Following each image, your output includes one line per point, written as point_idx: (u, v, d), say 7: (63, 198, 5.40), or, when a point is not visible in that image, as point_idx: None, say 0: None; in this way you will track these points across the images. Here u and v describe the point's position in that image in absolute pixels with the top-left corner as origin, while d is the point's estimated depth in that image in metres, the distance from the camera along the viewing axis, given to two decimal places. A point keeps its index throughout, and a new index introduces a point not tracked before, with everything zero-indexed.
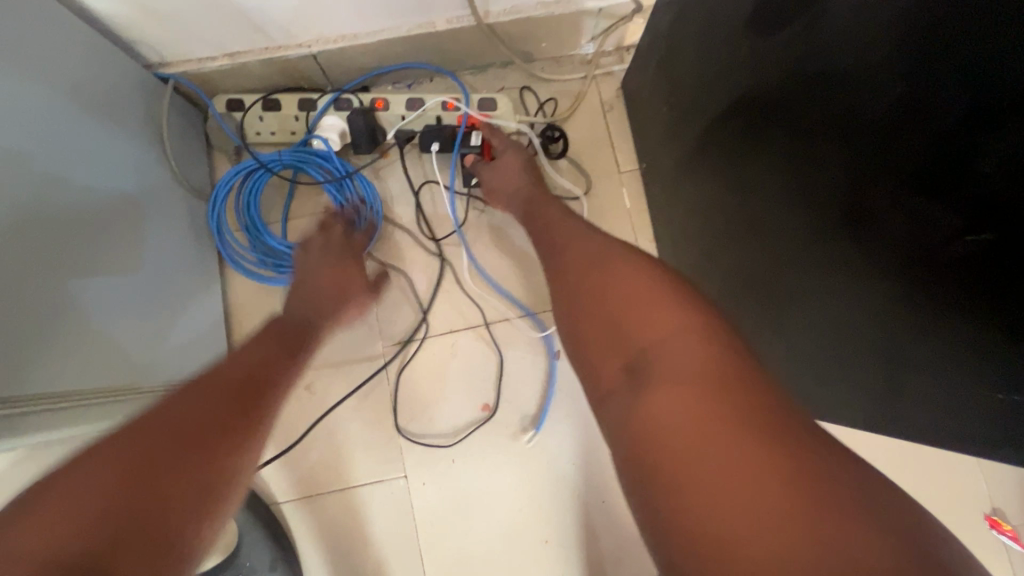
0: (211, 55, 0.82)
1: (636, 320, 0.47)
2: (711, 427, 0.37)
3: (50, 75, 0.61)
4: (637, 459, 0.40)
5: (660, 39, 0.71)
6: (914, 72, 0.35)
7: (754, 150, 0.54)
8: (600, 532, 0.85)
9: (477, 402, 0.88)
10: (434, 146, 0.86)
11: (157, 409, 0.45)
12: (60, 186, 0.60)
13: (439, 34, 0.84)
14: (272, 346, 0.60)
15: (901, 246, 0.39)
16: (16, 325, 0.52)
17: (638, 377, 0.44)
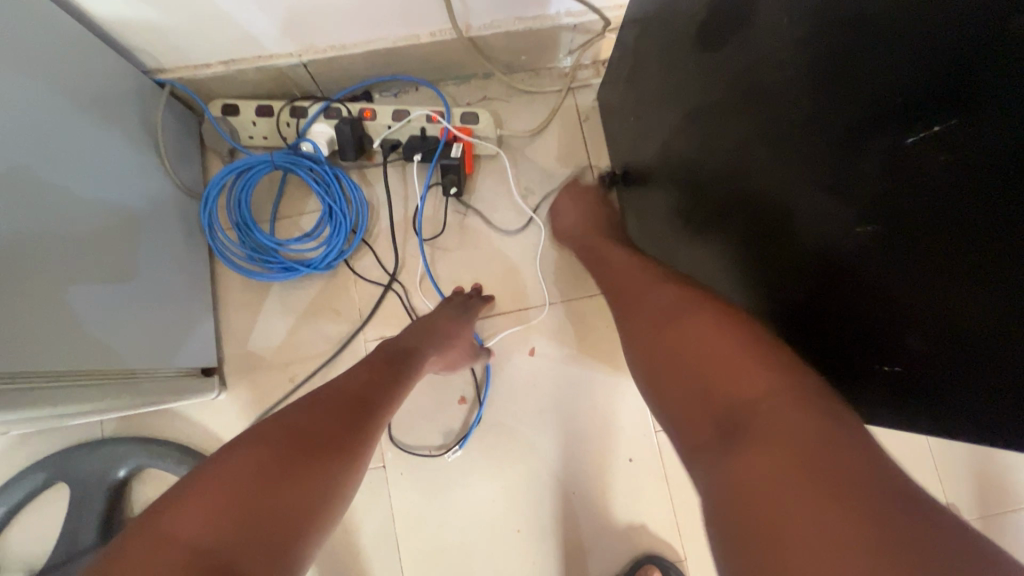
0: (206, 62, 0.86)
1: (718, 368, 0.41)
2: (817, 487, 0.33)
3: (57, 83, 0.66)
4: (734, 526, 0.35)
5: (627, 57, 0.76)
6: (836, 60, 0.37)
7: (703, 160, 0.60)
8: (574, 520, 0.88)
9: (453, 397, 0.92)
10: (416, 157, 0.91)
11: (290, 414, 0.49)
12: (65, 192, 0.65)
13: (423, 46, 0.89)
14: (383, 366, 0.63)
15: (820, 254, 0.43)
16: (30, 318, 0.58)
17: (733, 437, 0.38)
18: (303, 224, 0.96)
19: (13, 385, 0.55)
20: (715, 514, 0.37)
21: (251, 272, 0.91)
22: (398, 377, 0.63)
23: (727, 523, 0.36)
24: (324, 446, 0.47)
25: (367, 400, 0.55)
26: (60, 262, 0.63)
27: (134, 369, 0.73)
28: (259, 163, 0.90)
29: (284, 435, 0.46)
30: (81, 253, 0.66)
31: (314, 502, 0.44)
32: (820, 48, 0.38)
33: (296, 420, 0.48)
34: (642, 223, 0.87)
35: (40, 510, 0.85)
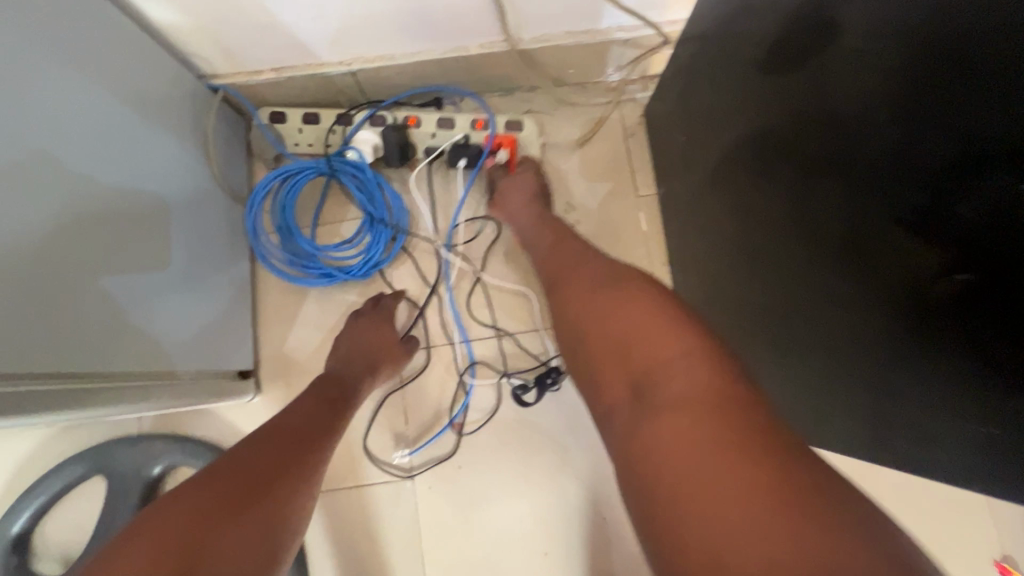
0: (259, 69, 0.87)
1: (634, 340, 0.50)
2: (691, 424, 0.41)
3: (116, 85, 0.68)
4: (636, 462, 0.44)
5: (680, 75, 0.75)
6: (914, 82, 0.37)
7: (757, 188, 0.58)
8: (604, 547, 0.86)
9: (484, 412, 0.90)
10: (462, 162, 0.91)
11: (213, 466, 0.50)
12: (115, 188, 0.66)
13: (471, 58, 0.89)
14: (315, 404, 0.65)
15: (890, 291, 0.41)
16: (72, 310, 0.58)
17: (640, 395, 0.47)
18: (344, 230, 0.97)
19: (62, 385, 0.55)
20: (622, 457, 0.46)
21: (292, 275, 0.92)
22: (333, 414, 0.65)
23: (627, 462, 0.45)
24: (246, 505, 0.46)
25: (303, 434, 0.58)
26: (113, 261, 0.64)
27: (174, 370, 0.73)
28: (303, 168, 0.91)
29: (224, 473, 0.49)
30: (132, 254, 0.67)
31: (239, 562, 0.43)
32: (910, 79, 0.37)
33: (234, 458, 0.51)
34: (688, 244, 0.84)
35: (78, 500, 0.87)
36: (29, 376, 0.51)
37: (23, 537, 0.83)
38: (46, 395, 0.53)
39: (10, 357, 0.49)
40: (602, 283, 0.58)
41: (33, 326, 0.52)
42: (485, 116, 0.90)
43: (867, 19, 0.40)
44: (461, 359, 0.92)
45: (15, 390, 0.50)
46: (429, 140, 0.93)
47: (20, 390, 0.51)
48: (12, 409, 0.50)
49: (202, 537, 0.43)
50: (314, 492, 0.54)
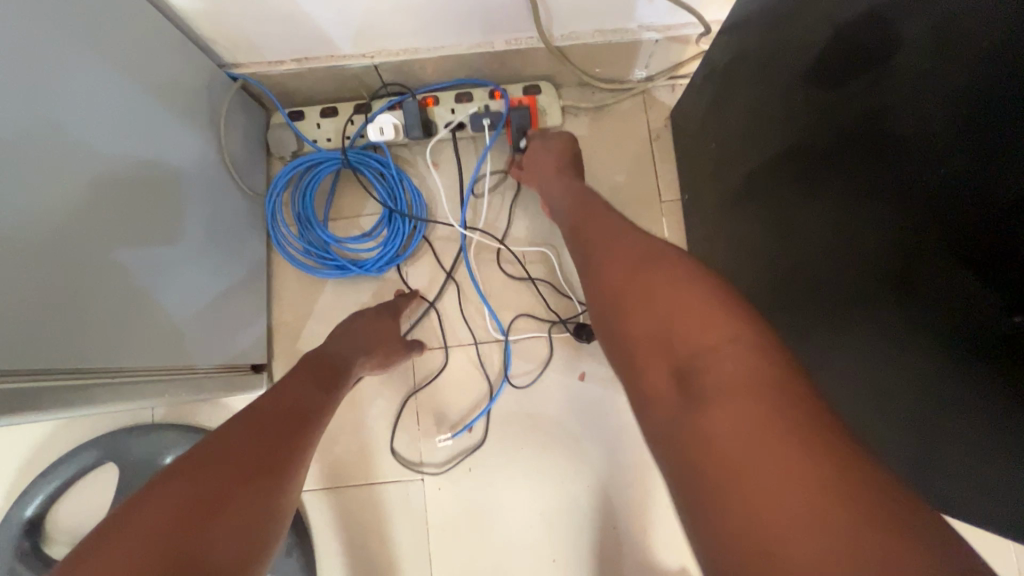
0: (281, 59, 0.86)
1: (681, 324, 0.44)
2: (755, 424, 0.35)
3: (139, 68, 0.67)
4: (692, 465, 0.37)
5: (714, 79, 0.72)
6: (966, 128, 0.36)
7: (796, 198, 0.56)
8: (615, 556, 0.85)
9: (497, 415, 0.89)
10: (485, 122, 0.89)
11: (214, 437, 0.48)
12: (133, 164, 0.65)
13: (497, 54, 0.86)
14: (314, 381, 0.62)
15: (937, 319, 0.40)
16: (90, 292, 0.56)
17: (690, 385, 0.41)
18: (362, 224, 0.96)
19: (77, 380, 0.54)
20: (668, 462, 0.39)
21: (309, 267, 0.91)
22: (331, 390, 0.63)
23: (673, 460, 0.39)
24: (247, 481, 0.45)
25: (304, 411, 0.56)
26: (129, 248, 0.63)
27: (193, 363, 0.73)
28: (327, 159, 0.90)
29: (214, 461, 0.45)
30: (146, 240, 0.66)
31: (239, 537, 0.42)
32: (971, 117, 0.35)
33: (220, 445, 0.47)
34: (713, 253, 0.82)
35: (91, 486, 0.87)
36: (43, 373, 0.51)
37: (34, 521, 0.83)
38: (60, 391, 0.53)
39: (25, 353, 0.49)
40: (642, 260, 0.52)
41: (50, 319, 0.51)
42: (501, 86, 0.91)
43: (935, 35, 0.38)
44: (475, 359, 0.91)
45: (29, 387, 0.49)
46: (449, 116, 0.91)
47: (36, 386, 0.50)
48: (25, 406, 0.49)
49: (183, 536, 0.39)
50: (299, 480, 0.51)
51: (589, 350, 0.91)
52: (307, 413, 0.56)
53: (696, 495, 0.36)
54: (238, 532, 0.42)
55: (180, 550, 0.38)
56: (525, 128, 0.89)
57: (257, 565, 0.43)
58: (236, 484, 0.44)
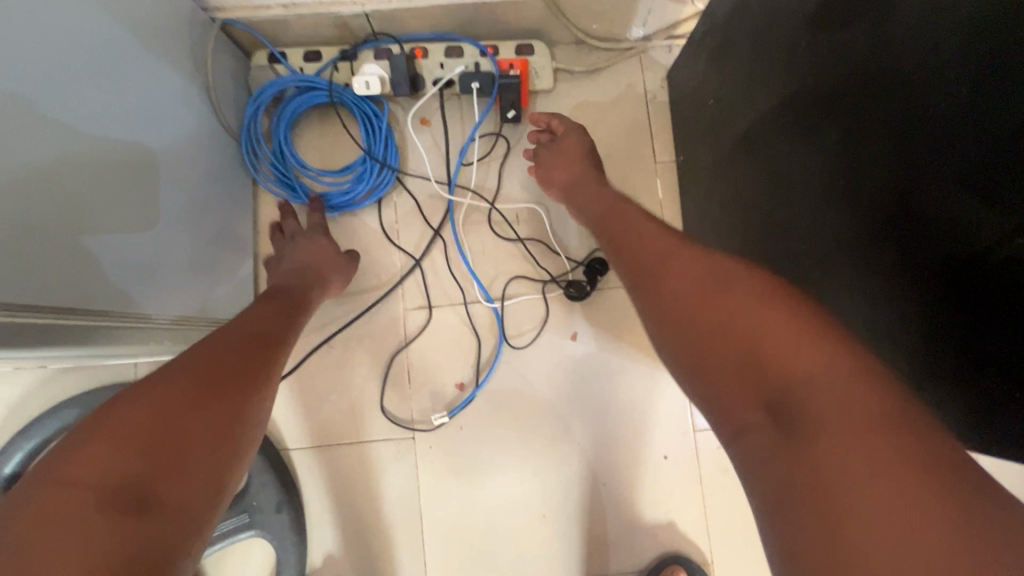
0: (267, 4, 0.83)
1: (768, 343, 0.39)
2: (881, 464, 0.33)
3: (117, 22, 0.62)
4: (799, 511, 0.34)
5: (714, 32, 0.71)
6: (984, 62, 0.37)
7: (802, 166, 0.56)
8: (605, 513, 0.86)
9: (489, 374, 0.89)
10: (474, 85, 0.87)
11: (185, 356, 0.48)
12: (112, 142, 0.61)
13: (493, 5, 0.84)
14: (277, 312, 0.63)
15: (958, 283, 0.41)
16: (53, 244, 0.52)
17: (783, 415, 0.37)
18: (338, 158, 0.95)
19: (60, 318, 0.53)
20: (768, 501, 0.36)
21: (264, 178, 0.89)
22: (291, 317, 0.65)
23: (778, 507, 0.36)
24: (219, 394, 0.46)
25: (272, 341, 0.57)
26: (99, 232, 0.58)
27: (147, 314, 0.67)
28: (323, 88, 0.88)
29: (180, 380, 0.45)
30: (122, 222, 0.62)
31: (217, 440, 0.44)
32: (986, 50, 0.36)
33: (181, 365, 0.47)
34: (707, 214, 0.82)
35: None
36: (23, 308, 0.49)
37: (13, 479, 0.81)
38: (41, 328, 0.51)
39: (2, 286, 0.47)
40: (713, 279, 0.45)
41: (26, 255, 0.49)
42: (495, 43, 0.89)
43: None
44: (466, 320, 0.91)
45: (10, 322, 0.48)
46: (436, 70, 0.89)
47: (20, 321, 0.49)
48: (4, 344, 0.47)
49: (166, 438, 0.41)
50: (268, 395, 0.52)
51: (582, 310, 0.91)
52: (272, 340, 0.58)
53: (821, 546, 0.33)
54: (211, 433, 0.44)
55: (162, 454, 0.40)
56: (514, 101, 0.89)
57: (237, 467, 0.46)
58: (203, 396, 0.45)
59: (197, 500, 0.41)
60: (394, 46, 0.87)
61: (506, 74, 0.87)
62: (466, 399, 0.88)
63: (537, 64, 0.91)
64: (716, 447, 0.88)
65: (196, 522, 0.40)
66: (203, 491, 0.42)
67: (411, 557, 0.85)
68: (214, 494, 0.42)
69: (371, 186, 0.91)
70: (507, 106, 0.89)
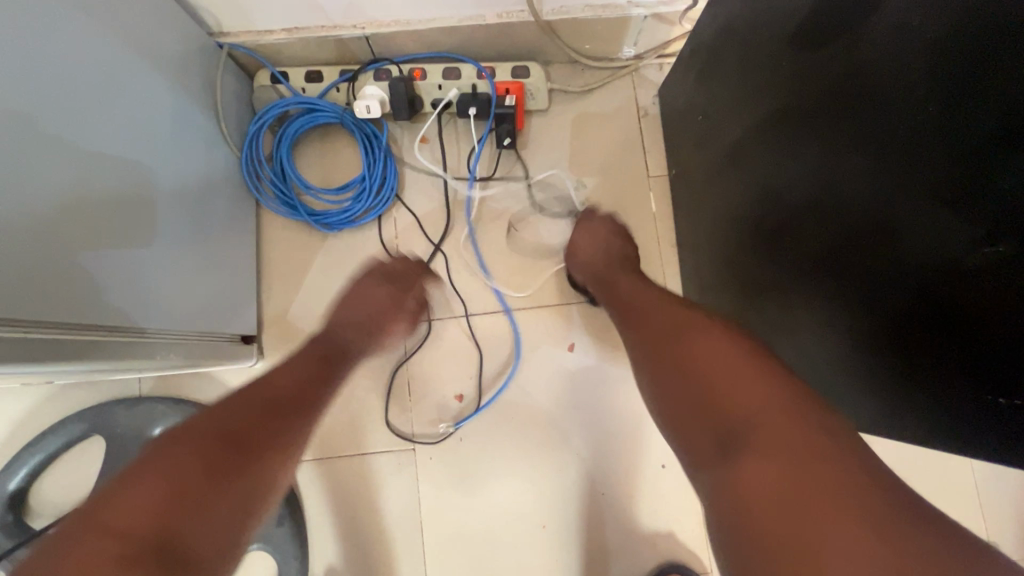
0: (270, 29, 0.85)
1: (722, 388, 0.46)
2: (792, 472, 0.39)
3: (126, 50, 0.65)
4: (734, 524, 0.41)
5: (700, 52, 0.74)
6: (930, 86, 0.39)
7: (790, 191, 0.57)
8: (604, 523, 0.87)
9: (488, 385, 0.91)
10: (471, 110, 0.90)
11: (225, 405, 0.51)
12: (119, 165, 0.63)
13: (488, 27, 0.87)
14: (321, 360, 0.65)
15: (896, 289, 0.45)
16: (59, 263, 0.55)
17: (728, 446, 0.43)
18: (339, 177, 0.97)
19: (68, 334, 0.55)
20: (714, 518, 0.43)
21: (267, 198, 0.91)
22: (339, 365, 0.67)
23: (722, 520, 0.42)
24: (249, 449, 0.49)
25: (313, 390, 0.60)
26: (102, 250, 0.60)
27: (144, 329, 0.67)
28: (325, 109, 0.90)
29: (196, 435, 0.47)
30: (125, 241, 0.64)
31: (240, 495, 0.47)
32: (931, 75, 0.39)
33: (200, 420, 0.49)
34: (700, 226, 0.84)
35: (78, 459, 0.86)
36: (30, 324, 0.51)
37: (19, 494, 0.82)
38: (54, 343, 0.53)
39: (11, 303, 0.49)
40: (681, 333, 0.53)
41: (34, 273, 0.52)
42: (491, 65, 0.91)
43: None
44: (467, 329, 0.92)
45: (19, 338, 0.50)
46: (434, 91, 0.92)
47: (28, 337, 0.51)
48: (15, 359, 0.49)
49: (195, 491, 0.44)
50: (297, 456, 0.55)
51: (579, 321, 0.93)
52: (315, 393, 0.60)
53: (758, 552, 0.38)
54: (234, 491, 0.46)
55: (188, 506, 0.43)
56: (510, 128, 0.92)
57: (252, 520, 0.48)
58: (225, 451, 0.47)
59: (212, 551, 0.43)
60: (393, 69, 0.90)
61: (502, 101, 0.89)
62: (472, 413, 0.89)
63: (532, 87, 0.92)
64: None
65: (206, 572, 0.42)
66: (218, 542, 0.44)
67: (411, 570, 0.86)
68: (228, 545, 0.45)
69: (368, 207, 0.93)
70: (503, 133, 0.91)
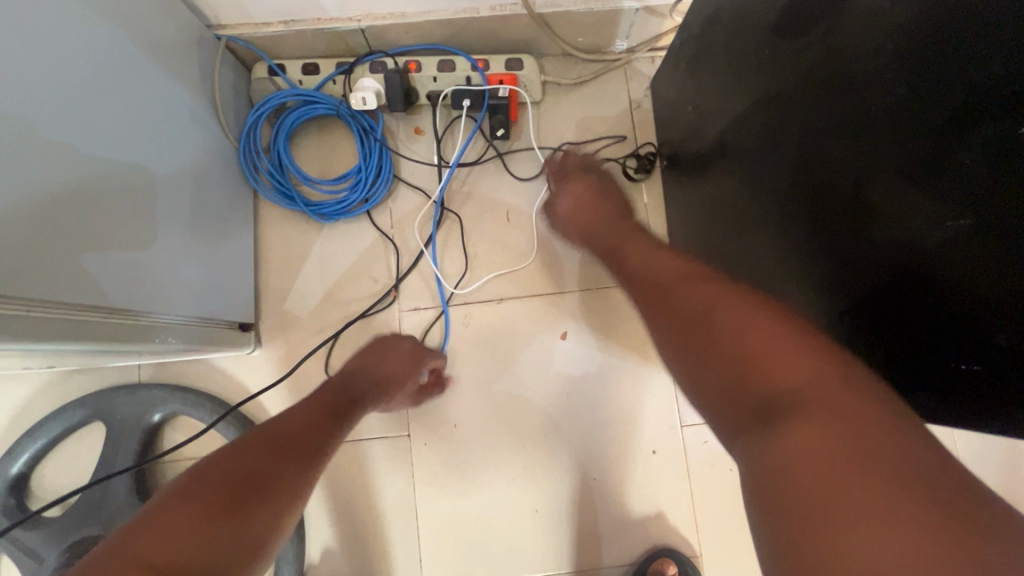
0: (267, 21, 0.87)
1: (754, 350, 0.42)
2: (840, 446, 0.36)
3: (126, 42, 0.67)
4: (776, 496, 0.37)
5: (688, 43, 0.75)
6: (906, 65, 0.41)
7: (774, 178, 0.58)
8: (597, 508, 0.88)
9: (483, 373, 0.92)
10: (465, 102, 0.92)
11: (236, 451, 0.51)
12: (121, 157, 0.65)
13: (482, 20, 0.88)
14: (330, 404, 0.64)
15: (874, 267, 0.46)
16: (64, 248, 0.57)
17: (766, 412, 0.40)
18: (336, 168, 0.98)
19: (70, 316, 0.57)
20: (752, 488, 0.39)
21: (264, 187, 0.92)
22: (348, 410, 0.65)
23: (759, 492, 0.39)
24: (248, 498, 0.47)
25: (316, 438, 0.58)
26: (107, 240, 0.63)
27: (147, 313, 0.69)
28: (323, 101, 0.92)
29: (197, 488, 0.46)
30: (126, 229, 0.66)
31: (237, 545, 0.45)
32: (907, 53, 0.40)
33: (201, 470, 0.48)
34: (689, 214, 0.85)
35: (79, 445, 0.88)
36: (34, 304, 0.53)
37: (21, 478, 0.84)
38: (52, 322, 0.55)
39: (16, 284, 0.51)
40: (707, 293, 0.49)
41: (41, 257, 0.54)
42: (484, 58, 0.92)
43: None
44: (477, 318, 0.94)
45: (22, 317, 0.51)
46: (429, 82, 0.93)
47: (32, 317, 0.52)
48: (17, 336, 0.50)
49: (186, 538, 0.43)
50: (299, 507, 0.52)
51: (572, 310, 0.94)
52: (320, 443, 0.58)
53: (798, 529, 0.35)
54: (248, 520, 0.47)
55: (173, 551, 0.42)
56: (503, 120, 0.93)
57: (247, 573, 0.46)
58: (220, 503, 0.46)
59: None
60: (388, 61, 0.91)
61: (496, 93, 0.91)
62: (477, 392, 0.91)
63: (526, 79, 0.94)
64: (702, 442, 0.90)
65: None
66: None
67: (406, 554, 0.87)
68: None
69: (362, 198, 0.94)
70: (497, 124, 0.93)
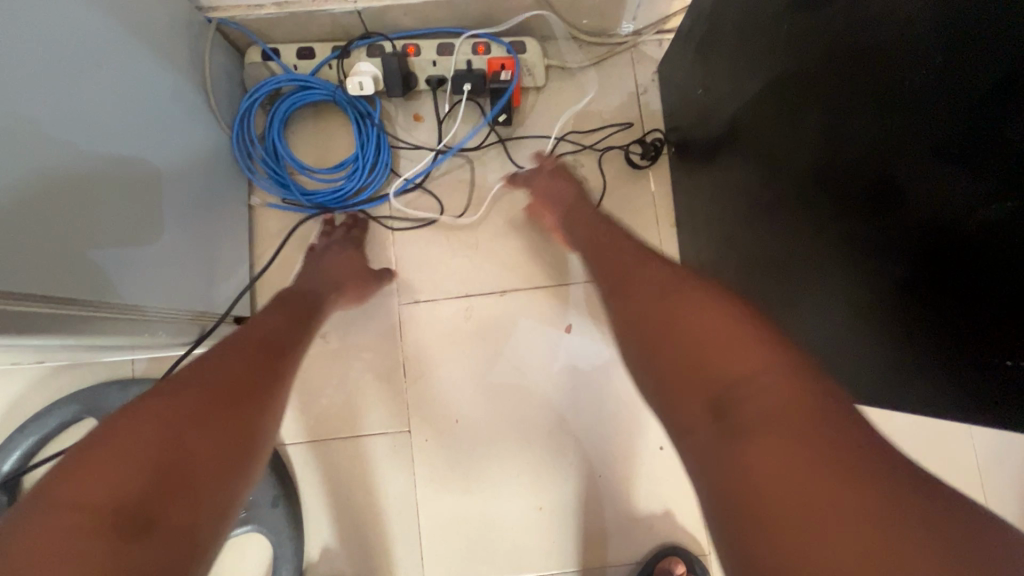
0: (260, 3, 0.84)
1: (710, 353, 0.43)
2: (790, 447, 0.36)
3: (118, 23, 0.64)
4: (733, 500, 0.37)
5: (699, 23, 0.72)
6: (941, 34, 0.37)
7: (791, 162, 0.56)
8: (602, 505, 0.86)
9: (485, 367, 0.90)
10: (465, 86, 0.89)
11: (198, 369, 0.49)
12: (114, 143, 0.63)
13: (483, 2, 0.85)
14: (286, 324, 0.64)
15: (904, 251, 0.43)
16: (55, 239, 0.54)
17: (721, 413, 0.40)
18: (332, 157, 0.95)
19: (58, 311, 0.55)
20: (710, 491, 0.39)
21: (258, 176, 0.89)
22: (301, 330, 0.65)
23: (717, 496, 0.38)
24: (220, 414, 0.46)
25: (273, 351, 0.57)
26: (100, 230, 0.60)
27: (142, 308, 0.67)
28: (318, 86, 0.89)
29: (164, 405, 0.44)
30: (122, 220, 0.63)
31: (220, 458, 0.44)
32: (943, 17, 0.37)
33: (160, 392, 0.45)
34: (698, 202, 0.82)
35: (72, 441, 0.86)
36: (20, 298, 0.50)
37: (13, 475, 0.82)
38: (35, 317, 0.52)
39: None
40: (663, 295, 0.50)
41: (30, 248, 0.51)
42: (484, 40, 0.88)
43: None
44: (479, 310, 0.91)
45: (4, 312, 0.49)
46: (428, 67, 0.89)
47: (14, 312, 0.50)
48: None
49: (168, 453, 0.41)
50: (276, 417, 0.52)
51: (576, 303, 0.91)
52: (276, 354, 0.57)
53: (752, 529, 0.35)
54: (231, 442, 0.46)
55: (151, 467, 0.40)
56: (505, 105, 0.90)
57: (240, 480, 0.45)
58: (194, 418, 0.44)
59: (187, 509, 0.40)
60: (386, 44, 0.88)
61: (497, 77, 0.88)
62: (480, 386, 0.89)
63: (528, 63, 0.90)
64: None
65: (199, 536, 0.40)
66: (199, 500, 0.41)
67: (408, 552, 0.85)
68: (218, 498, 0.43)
69: (358, 186, 0.91)
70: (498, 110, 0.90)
